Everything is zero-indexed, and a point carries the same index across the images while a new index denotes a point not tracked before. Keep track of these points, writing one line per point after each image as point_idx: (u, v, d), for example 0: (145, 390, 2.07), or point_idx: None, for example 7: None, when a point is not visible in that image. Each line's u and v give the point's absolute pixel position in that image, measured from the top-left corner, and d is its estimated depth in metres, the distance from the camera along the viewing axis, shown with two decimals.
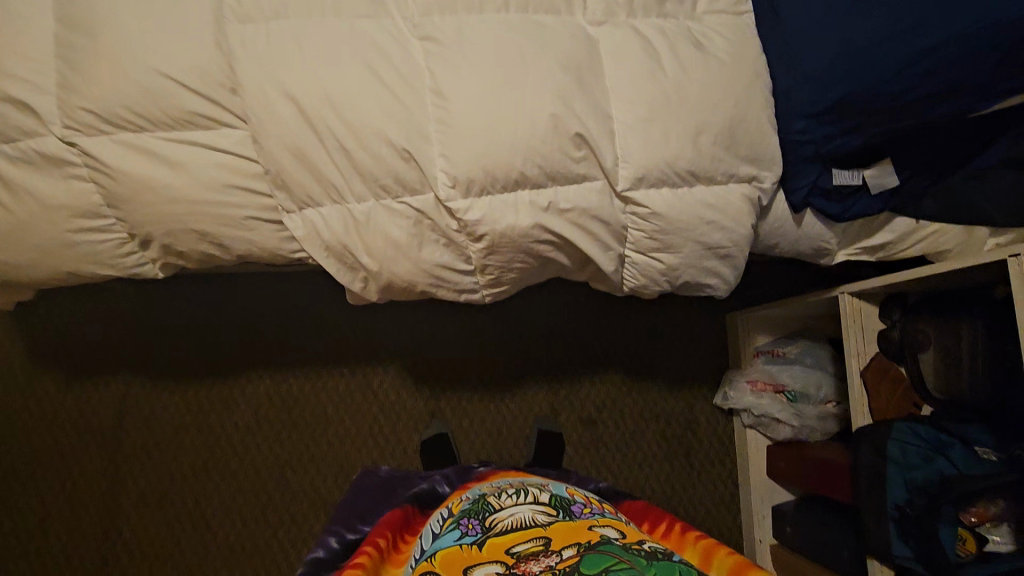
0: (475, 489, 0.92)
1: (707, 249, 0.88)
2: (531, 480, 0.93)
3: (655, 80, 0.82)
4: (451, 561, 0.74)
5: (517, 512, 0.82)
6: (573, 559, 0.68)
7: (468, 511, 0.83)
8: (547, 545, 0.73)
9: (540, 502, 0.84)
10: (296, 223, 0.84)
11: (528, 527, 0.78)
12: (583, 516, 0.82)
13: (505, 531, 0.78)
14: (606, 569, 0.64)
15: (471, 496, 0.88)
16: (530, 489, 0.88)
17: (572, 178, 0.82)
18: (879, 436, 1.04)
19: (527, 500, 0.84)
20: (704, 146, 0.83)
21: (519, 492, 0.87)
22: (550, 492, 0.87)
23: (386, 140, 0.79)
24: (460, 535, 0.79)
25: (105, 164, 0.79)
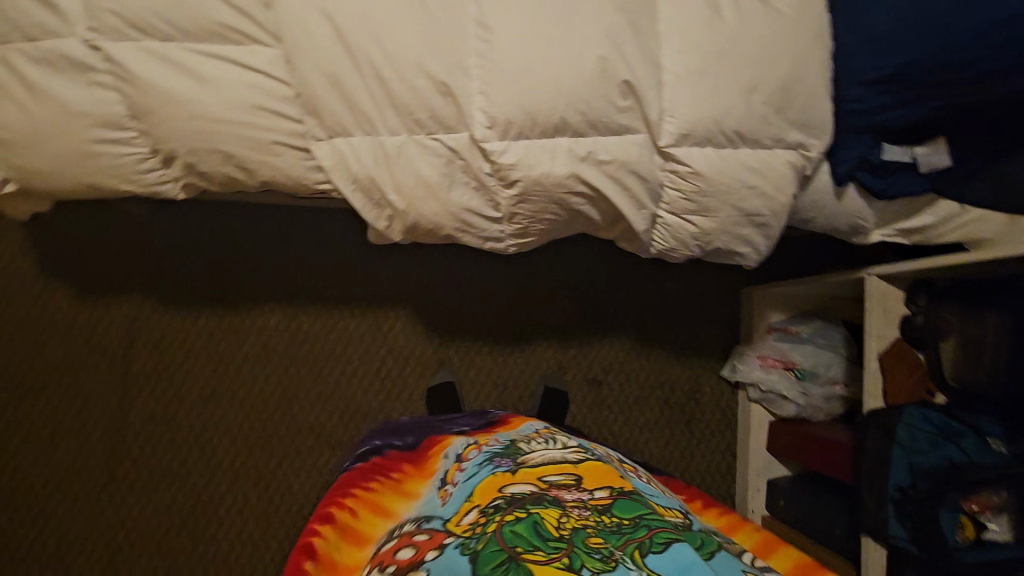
0: (502, 434, 0.96)
1: (743, 215, 0.85)
2: (557, 430, 0.97)
3: (711, 30, 0.78)
4: (487, 488, 0.78)
5: (548, 453, 0.86)
6: (606, 500, 0.73)
7: (501, 450, 0.87)
8: (579, 480, 0.78)
9: (568, 448, 0.89)
10: (323, 153, 0.81)
11: (558, 463, 0.83)
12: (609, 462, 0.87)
13: (538, 464, 0.82)
14: (640, 516, 0.70)
15: (502, 440, 0.92)
16: (558, 439, 0.92)
17: (614, 129, 0.79)
18: (890, 419, 1.04)
19: (556, 447, 0.89)
20: (755, 106, 0.79)
21: (547, 439, 0.92)
22: (577, 442, 0.92)
23: (424, 71, 0.75)
24: (493, 466, 0.83)
25: (130, 73, 0.76)
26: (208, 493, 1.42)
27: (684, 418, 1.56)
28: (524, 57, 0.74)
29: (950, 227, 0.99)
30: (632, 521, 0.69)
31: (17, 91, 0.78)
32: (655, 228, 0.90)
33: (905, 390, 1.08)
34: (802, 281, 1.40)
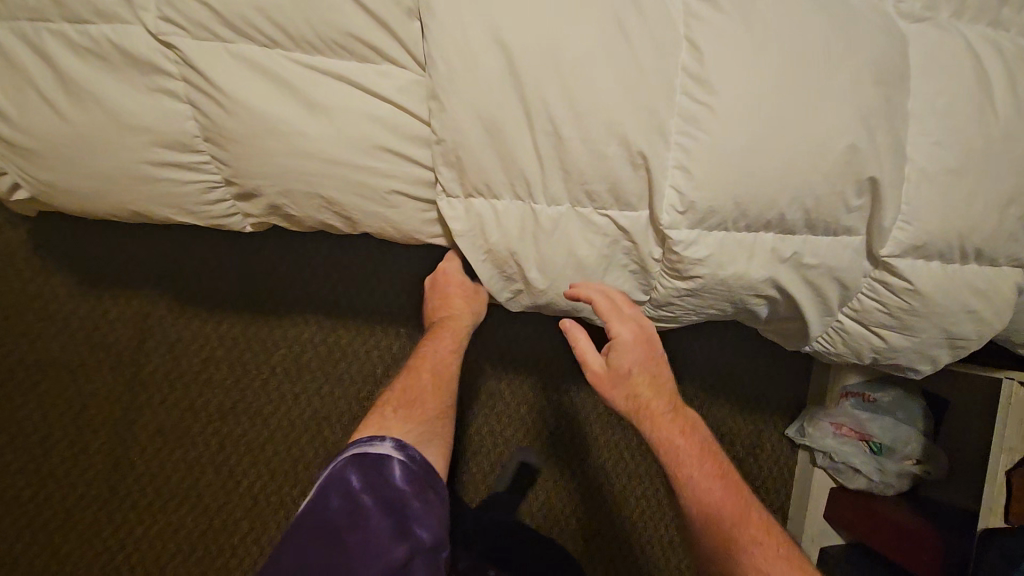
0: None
1: (945, 338, 0.71)
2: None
3: (973, 120, 0.61)
4: None
5: None
6: None
7: None
8: None
9: None
10: (452, 211, 0.63)
11: None
12: None
13: None
14: None
15: None
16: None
17: (832, 229, 0.62)
18: (1015, 544, 0.95)
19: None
20: (1005, 220, 0.63)
21: None
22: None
23: (614, 134, 0.56)
24: None
25: (213, 84, 0.56)
26: (223, 519, 1.25)
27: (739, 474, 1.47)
28: (747, 134, 0.56)
29: None
30: None
31: (51, 87, 0.57)
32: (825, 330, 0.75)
33: None
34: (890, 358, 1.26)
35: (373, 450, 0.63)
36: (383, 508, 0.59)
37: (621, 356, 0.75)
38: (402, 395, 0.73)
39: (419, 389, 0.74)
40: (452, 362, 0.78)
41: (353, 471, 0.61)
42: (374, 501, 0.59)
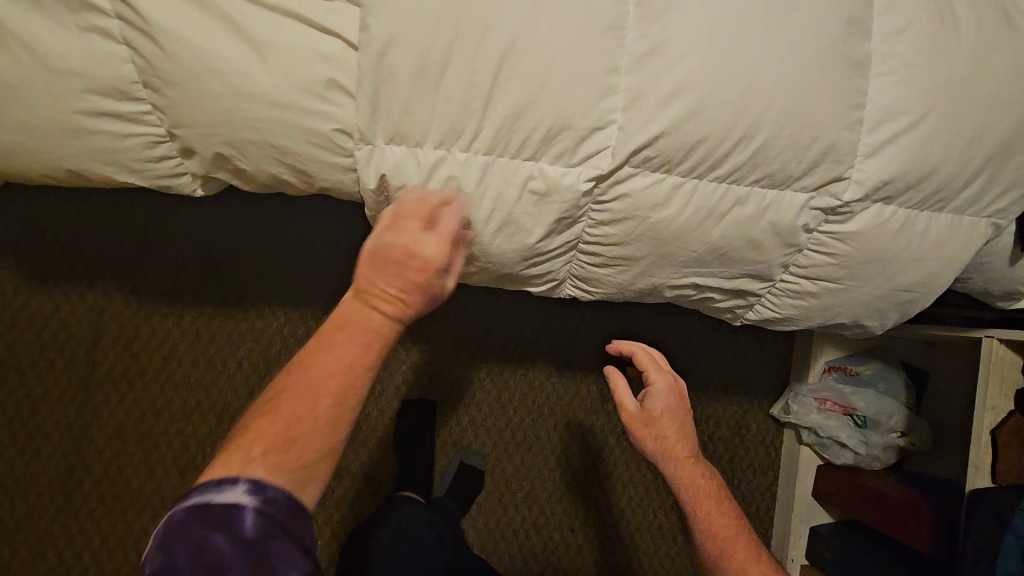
0: None
1: (892, 286, 0.71)
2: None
3: (941, 51, 0.60)
4: None
5: None
6: None
7: None
8: None
9: None
10: (376, 163, 0.59)
11: None
12: None
13: None
14: None
15: None
16: None
17: (808, 168, 0.60)
18: (1004, 502, 0.94)
19: None
20: (970, 159, 0.63)
21: None
22: None
23: (576, 70, 0.55)
24: None
25: (148, 20, 0.51)
26: None
27: (726, 454, 1.45)
28: (711, 65, 0.55)
29: None
30: None
31: None
32: (773, 290, 0.74)
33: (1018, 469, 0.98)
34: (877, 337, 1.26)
35: (219, 500, 0.47)
36: (246, 565, 0.45)
37: (656, 400, 0.81)
38: (280, 420, 0.50)
39: (309, 415, 0.51)
40: (357, 383, 0.53)
41: (204, 527, 0.46)
42: (235, 553, 0.45)
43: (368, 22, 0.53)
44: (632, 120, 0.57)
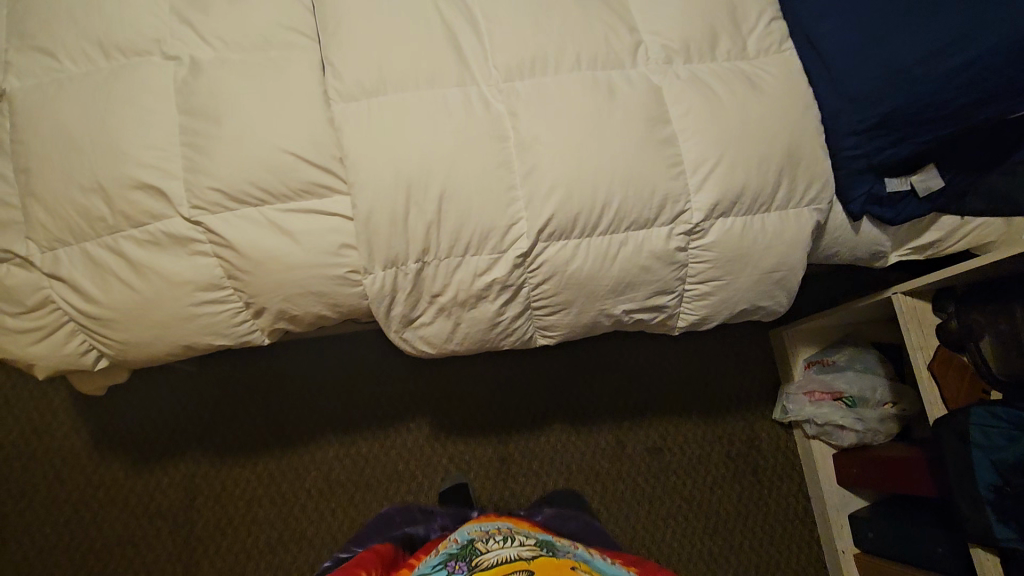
0: (461, 536, 1.02)
1: (762, 272, 0.96)
2: (522, 531, 1.03)
3: (717, 115, 0.92)
4: None
5: (503, 553, 0.91)
6: None
7: (456, 556, 0.92)
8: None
9: (525, 546, 0.94)
10: (381, 285, 0.90)
11: (512, 561, 0.87)
12: (564, 555, 0.92)
13: (491, 567, 0.86)
14: None
15: (460, 543, 0.98)
16: (518, 539, 0.97)
17: (656, 208, 0.89)
18: (959, 423, 1.09)
19: (513, 546, 0.93)
20: (770, 173, 0.92)
21: (506, 539, 0.97)
22: (537, 540, 0.98)
23: (489, 195, 0.87)
24: None
25: (226, 238, 0.84)
26: None
27: (749, 467, 1.58)
28: (570, 170, 0.88)
29: (957, 227, 1.06)
30: None
31: (125, 271, 0.86)
32: (684, 300, 1.00)
33: (962, 393, 1.15)
34: (802, 319, 1.55)
35: None
36: None
37: None
38: None
39: None
40: None
41: None
42: None
43: (357, 203, 0.86)
44: (533, 214, 0.88)
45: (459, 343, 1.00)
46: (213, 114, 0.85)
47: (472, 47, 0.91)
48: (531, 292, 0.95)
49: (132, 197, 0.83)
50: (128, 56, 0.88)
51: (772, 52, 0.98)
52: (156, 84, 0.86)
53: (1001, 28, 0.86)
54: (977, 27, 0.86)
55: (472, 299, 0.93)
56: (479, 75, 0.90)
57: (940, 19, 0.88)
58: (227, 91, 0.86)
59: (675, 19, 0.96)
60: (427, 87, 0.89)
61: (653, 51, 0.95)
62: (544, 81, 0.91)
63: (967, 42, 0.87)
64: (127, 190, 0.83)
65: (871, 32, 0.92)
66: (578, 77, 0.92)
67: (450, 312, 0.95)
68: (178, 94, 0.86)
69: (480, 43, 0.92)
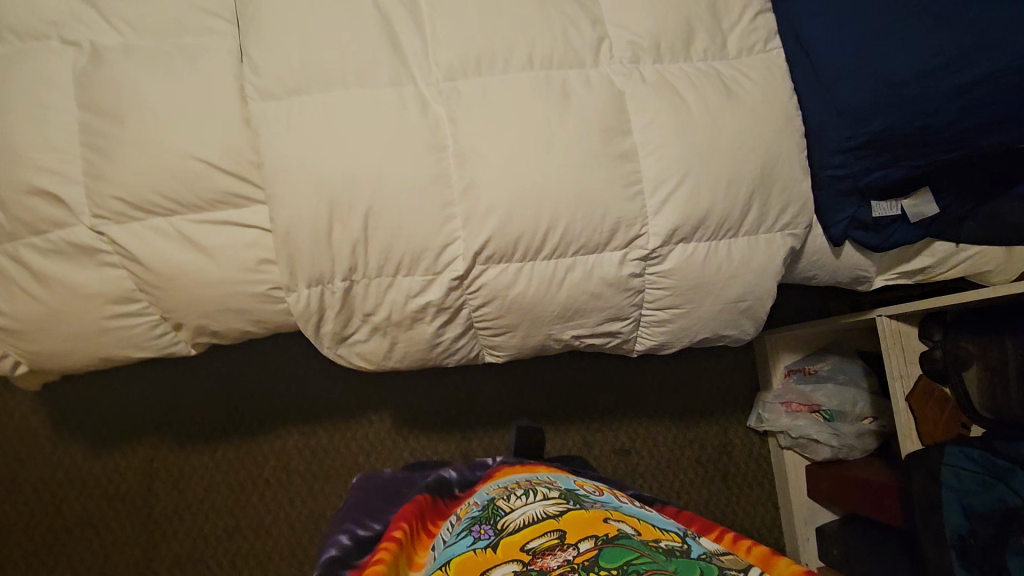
0: (480, 496, 0.92)
1: (726, 302, 0.88)
2: (539, 478, 0.94)
3: (685, 126, 0.81)
4: (467, 567, 0.73)
5: (528, 510, 0.81)
6: (591, 552, 0.66)
7: (479, 518, 0.84)
8: (563, 538, 0.72)
9: (550, 498, 0.84)
10: (306, 304, 0.83)
11: (540, 521, 0.78)
12: (595, 507, 0.82)
13: (519, 530, 0.77)
14: (627, 562, 0.62)
15: (480, 502, 0.89)
16: (539, 489, 0.88)
17: (608, 230, 0.81)
18: (932, 460, 1.02)
19: (536, 499, 0.84)
20: (739, 195, 0.82)
21: (527, 491, 0.88)
22: (559, 489, 0.89)
23: (420, 210, 0.79)
24: (472, 540, 0.78)
25: (133, 251, 0.78)
26: None
27: (721, 472, 1.53)
28: (514, 184, 0.78)
29: (950, 256, 0.97)
30: (619, 568, 0.61)
31: (28, 281, 0.80)
32: (642, 325, 0.92)
33: (939, 427, 1.08)
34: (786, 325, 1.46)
35: None
36: None
37: None
38: None
39: None
40: None
41: None
42: None
43: (275, 218, 0.78)
44: (471, 233, 0.79)
45: (398, 361, 0.94)
46: (116, 111, 0.76)
47: (409, 40, 0.81)
48: (473, 314, 0.88)
49: (30, 204, 0.76)
50: (26, 41, 0.79)
51: (757, 52, 0.86)
52: (54, 75, 0.77)
53: (1013, 47, 0.75)
54: (989, 38, 0.75)
55: (408, 320, 0.87)
56: (417, 72, 0.80)
57: (946, 28, 0.77)
58: (131, 85, 0.77)
59: (646, 12, 0.84)
60: (356, 84, 0.79)
61: (619, 49, 0.84)
62: (491, 81, 0.81)
63: (975, 54, 0.76)
64: (25, 197, 0.76)
65: (866, 36, 0.80)
66: (530, 76, 0.81)
67: (386, 331, 0.89)
68: (79, 86, 0.77)
69: (419, 35, 0.81)
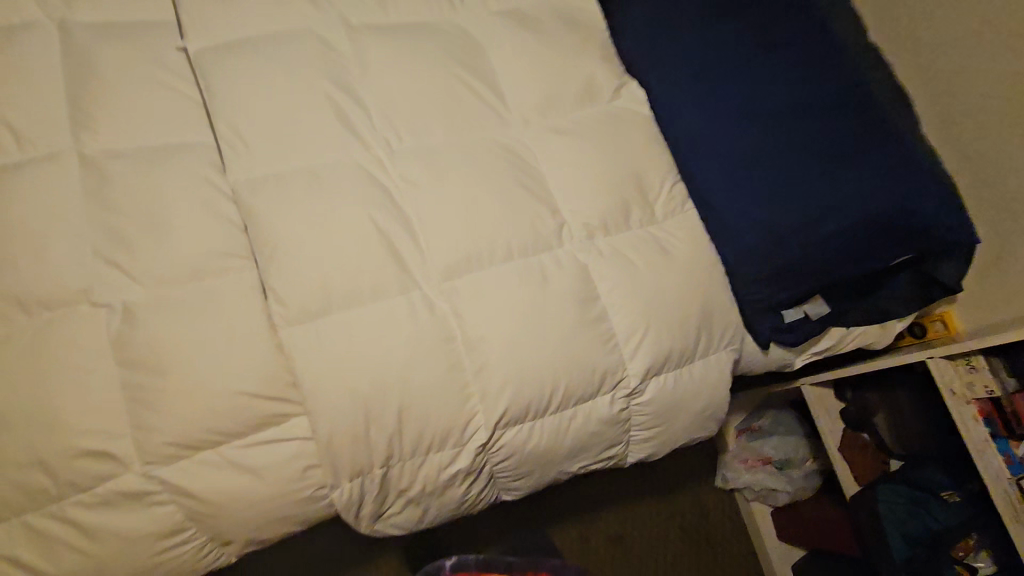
0: None
1: (696, 413, 1.08)
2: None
3: (640, 285, 1.02)
4: None
5: None
6: None
7: None
8: None
9: None
10: (349, 495, 0.92)
11: None
12: None
13: None
14: None
15: None
16: None
17: (597, 379, 0.98)
18: (870, 499, 1.26)
19: None
20: (690, 331, 1.03)
21: None
22: None
23: (443, 397, 0.92)
24: None
25: (185, 488, 0.83)
26: None
27: (702, 534, 1.71)
28: (519, 360, 0.94)
29: (845, 335, 1.23)
30: None
31: (75, 537, 0.82)
32: (632, 444, 1.09)
33: (869, 470, 1.33)
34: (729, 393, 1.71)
35: None
36: None
37: None
38: None
39: None
40: None
41: None
42: None
43: (318, 429, 0.87)
44: (489, 407, 0.93)
45: (428, 521, 1.03)
46: (157, 362, 0.84)
47: (408, 253, 0.96)
48: (493, 468, 1.00)
49: (79, 466, 0.80)
50: (54, 309, 0.85)
51: (678, 214, 1.11)
52: (88, 338, 0.83)
53: (856, 206, 1.04)
54: (845, 200, 1.04)
55: (440, 488, 0.97)
56: (420, 278, 0.95)
57: (809, 194, 1.05)
58: (167, 335, 0.85)
59: (591, 199, 1.06)
60: (371, 298, 0.93)
61: (575, 230, 1.04)
62: (482, 274, 0.98)
63: (839, 212, 1.04)
64: (72, 459, 0.80)
65: (755, 201, 1.07)
66: (512, 265, 0.99)
67: (420, 501, 0.98)
68: (116, 343, 0.84)
69: (416, 246, 0.97)
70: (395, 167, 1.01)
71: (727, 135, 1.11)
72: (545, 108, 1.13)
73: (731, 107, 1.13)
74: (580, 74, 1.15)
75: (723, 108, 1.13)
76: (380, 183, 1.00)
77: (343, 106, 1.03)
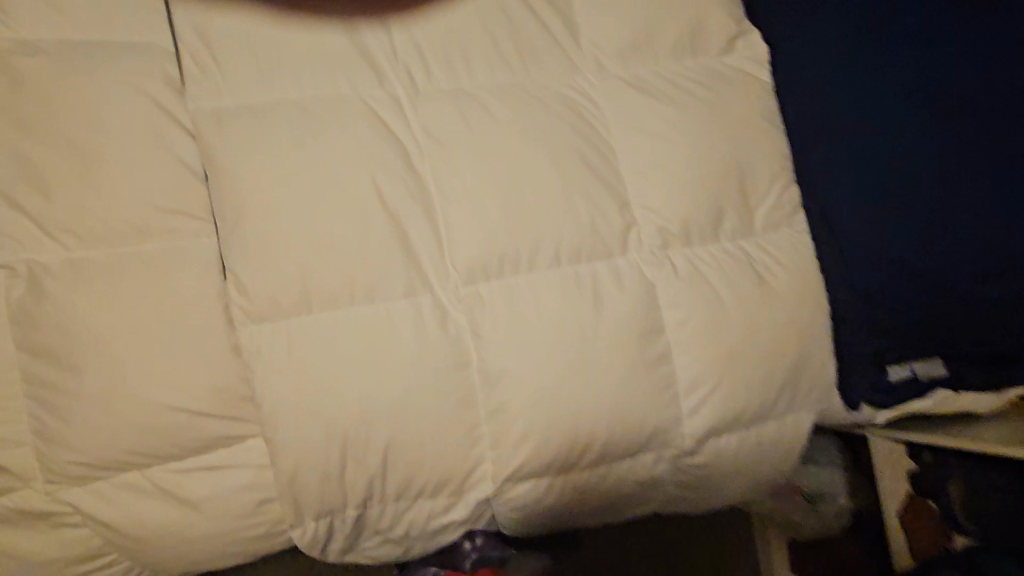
0: None
1: (755, 480, 0.86)
2: None
3: (719, 322, 0.77)
4: None
5: None
6: None
7: None
8: None
9: None
10: (314, 535, 0.73)
11: None
12: None
13: None
14: None
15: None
16: None
17: (643, 436, 0.76)
18: None
19: None
20: (772, 387, 0.80)
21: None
22: None
23: (443, 439, 0.71)
24: None
25: (103, 516, 0.65)
26: None
27: None
28: (549, 406, 0.72)
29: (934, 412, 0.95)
30: None
31: None
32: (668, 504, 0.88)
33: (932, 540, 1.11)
34: None
35: None
36: None
37: None
38: None
39: None
40: None
41: None
42: None
43: (278, 461, 0.67)
44: (501, 457, 0.73)
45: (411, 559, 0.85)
46: (70, 356, 0.62)
47: (422, 241, 0.71)
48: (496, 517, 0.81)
49: None
50: None
51: (782, 227, 0.84)
52: None
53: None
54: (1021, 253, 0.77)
55: (429, 533, 0.78)
56: (434, 278, 0.72)
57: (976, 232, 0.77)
58: (85, 321, 0.63)
59: (674, 194, 0.78)
60: (365, 297, 0.69)
61: (647, 234, 0.78)
62: (516, 281, 0.73)
63: (1008, 268, 0.77)
64: None
65: (898, 225, 0.79)
66: (557, 273, 0.74)
67: (403, 543, 0.80)
68: (20, 323, 0.63)
69: (433, 233, 0.72)
70: (418, 116, 0.74)
71: (870, 142, 0.81)
72: (630, 56, 0.83)
73: (886, 101, 0.81)
74: (683, 13, 0.84)
75: (878, 97, 0.82)
76: (396, 136, 0.73)
77: (356, 19, 0.75)
